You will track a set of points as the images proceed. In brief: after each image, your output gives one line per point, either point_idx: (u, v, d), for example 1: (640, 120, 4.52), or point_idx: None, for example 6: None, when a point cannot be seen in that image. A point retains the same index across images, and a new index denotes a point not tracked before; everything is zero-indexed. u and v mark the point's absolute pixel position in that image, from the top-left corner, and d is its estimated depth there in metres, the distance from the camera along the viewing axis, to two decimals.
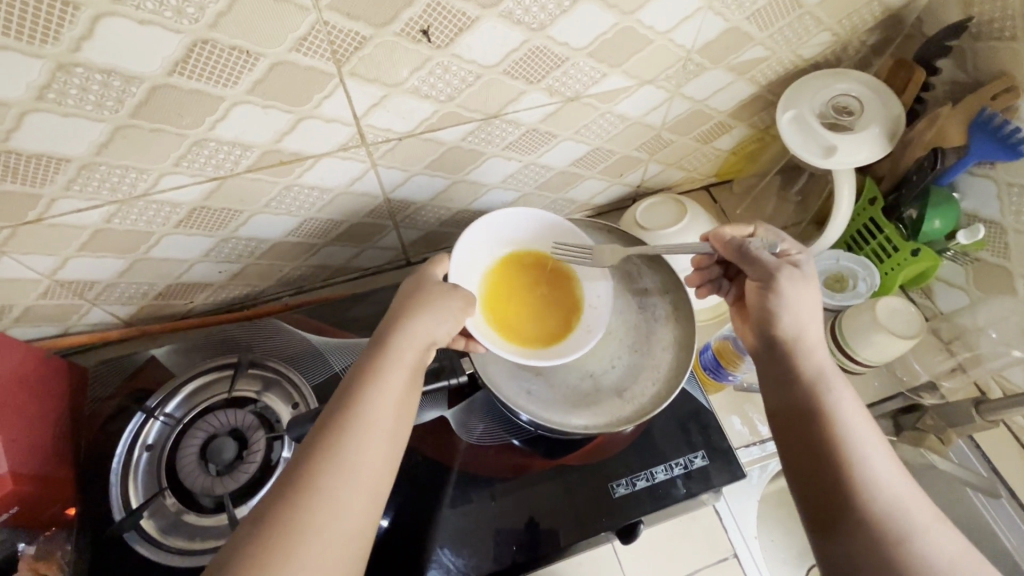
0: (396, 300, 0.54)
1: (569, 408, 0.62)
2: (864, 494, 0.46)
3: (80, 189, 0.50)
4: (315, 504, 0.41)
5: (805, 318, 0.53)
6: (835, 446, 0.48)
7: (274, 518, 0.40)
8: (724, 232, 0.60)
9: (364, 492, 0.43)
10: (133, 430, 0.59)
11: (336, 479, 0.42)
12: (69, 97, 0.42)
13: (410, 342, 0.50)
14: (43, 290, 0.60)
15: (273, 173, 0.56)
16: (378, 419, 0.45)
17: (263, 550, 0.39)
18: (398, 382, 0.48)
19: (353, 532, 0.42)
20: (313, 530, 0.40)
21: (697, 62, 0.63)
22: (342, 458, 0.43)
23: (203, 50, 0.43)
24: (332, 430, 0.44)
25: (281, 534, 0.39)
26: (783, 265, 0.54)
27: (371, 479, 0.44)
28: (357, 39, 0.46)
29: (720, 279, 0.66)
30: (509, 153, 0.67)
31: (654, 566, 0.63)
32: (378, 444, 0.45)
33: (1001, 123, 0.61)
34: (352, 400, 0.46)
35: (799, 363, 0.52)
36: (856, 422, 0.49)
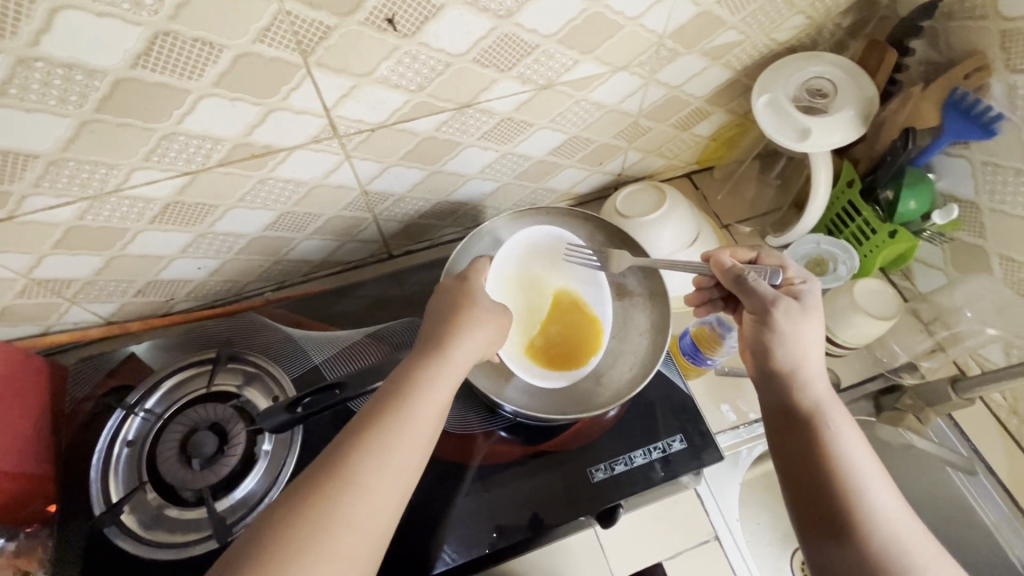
0: (446, 303, 0.56)
1: (548, 396, 0.63)
2: (860, 523, 0.47)
3: (50, 186, 0.50)
4: (346, 498, 0.42)
5: (806, 346, 0.53)
6: (832, 474, 0.49)
7: (307, 507, 0.41)
8: (724, 257, 0.59)
9: (391, 497, 0.43)
10: (113, 426, 0.59)
11: (370, 470, 0.43)
12: (31, 92, 0.42)
13: (463, 350, 0.51)
14: (20, 289, 0.60)
15: (245, 166, 0.56)
16: (420, 421, 0.46)
17: (289, 537, 0.40)
18: (443, 386, 0.49)
19: (374, 529, 0.42)
20: (339, 524, 0.41)
21: (670, 47, 0.63)
22: (379, 455, 0.44)
23: (165, 42, 0.42)
24: (374, 421, 0.45)
25: (314, 525, 0.40)
26: (779, 298, 0.54)
27: (403, 481, 0.44)
28: (322, 28, 0.46)
29: (717, 300, 0.65)
30: (485, 142, 0.67)
31: (636, 550, 0.63)
32: (415, 444, 0.45)
33: (973, 101, 0.62)
34: (396, 398, 0.47)
35: (797, 392, 0.53)
36: (855, 450, 0.49)
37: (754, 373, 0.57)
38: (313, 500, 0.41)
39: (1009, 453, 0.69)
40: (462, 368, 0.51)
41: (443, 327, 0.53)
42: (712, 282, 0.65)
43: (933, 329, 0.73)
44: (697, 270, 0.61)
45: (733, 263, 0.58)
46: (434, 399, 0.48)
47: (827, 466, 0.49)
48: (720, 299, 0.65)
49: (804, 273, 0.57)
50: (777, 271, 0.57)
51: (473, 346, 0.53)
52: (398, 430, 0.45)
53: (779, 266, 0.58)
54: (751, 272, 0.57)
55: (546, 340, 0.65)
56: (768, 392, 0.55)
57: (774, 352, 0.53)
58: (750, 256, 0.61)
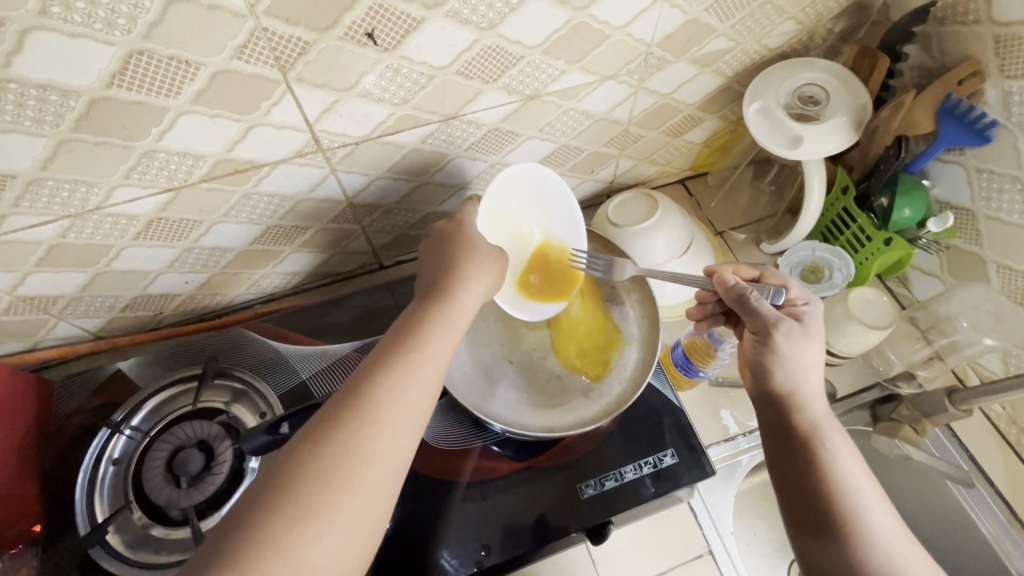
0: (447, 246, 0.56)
1: (537, 410, 0.61)
2: (854, 536, 0.48)
3: (30, 205, 0.50)
4: (365, 433, 0.42)
5: (805, 368, 0.52)
6: (830, 488, 0.49)
7: (327, 442, 0.41)
8: (726, 275, 0.56)
9: (407, 436, 0.44)
10: (98, 446, 0.59)
11: (384, 408, 0.43)
12: (6, 113, 0.42)
13: (470, 295, 0.53)
14: (6, 306, 0.60)
15: (228, 182, 0.56)
16: (430, 358, 0.47)
17: (308, 472, 0.40)
18: (450, 330, 0.50)
19: (389, 470, 0.42)
20: (360, 457, 0.41)
21: (658, 55, 0.62)
22: (394, 389, 0.44)
23: (139, 61, 0.42)
24: (384, 361, 0.46)
25: (336, 459, 0.40)
26: (781, 320, 0.53)
27: (416, 420, 0.45)
28: (299, 44, 0.45)
29: (717, 315, 0.62)
30: (473, 153, 0.66)
31: (628, 565, 0.62)
32: (427, 383, 0.46)
33: (966, 108, 0.61)
34: (407, 340, 0.48)
35: (797, 410, 0.52)
36: (852, 471, 0.50)
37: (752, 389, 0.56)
38: (330, 434, 0.41)
39: (1008, 464, 0.68)
40: (468, 311, 0.53)
41: (448, 271, 0.54)
42: (714, 297, 0.62)
43: (931, 338, 0.71)
44: (700, 285, 0.59)
45: (736, 281, 0.56)
46: (444, 340, 0.49)
47: (823, 479, 0.50)
48: (722, 313, 0.62)
49: (808, 295, 0.56)
50: (780, 291, 0.56)
51: (480, 290, 0.54)
52: (411, 368, 0.46)
53: (782, 286, 0.57)
54: (754, 290, 0.55)
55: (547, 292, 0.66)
56: (766, 408, 0.54)
57: (773, 373, 0.53)
58: (752, 275, 0.60)
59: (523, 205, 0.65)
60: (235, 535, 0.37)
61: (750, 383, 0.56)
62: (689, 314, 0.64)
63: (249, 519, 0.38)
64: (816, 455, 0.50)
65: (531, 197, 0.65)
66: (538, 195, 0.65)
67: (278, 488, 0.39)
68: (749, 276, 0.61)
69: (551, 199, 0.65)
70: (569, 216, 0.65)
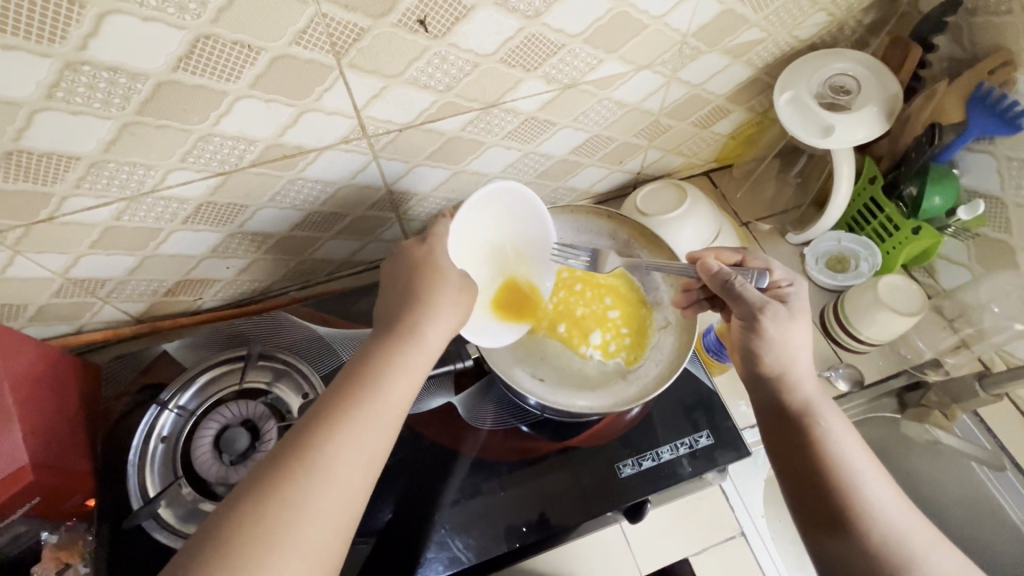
0: (413, 275, 0.53)
1: (574, 390, 0.63)
2: (857, 515, 0.48)
3: (90, 187, 0.52)
4: (312, 487, 0.41)
5: (794, 349, 0.53)
6: (829, 467, 0.50)
7: (274, 493, 0.40)
8: (709, 261, 0.55)
9: (361, 483, 0.43)
10: (148, 421, 0.61)
11: (334, 452, 0.42)
12: (77, 95, 0.44)
13: (435, 332, 0.51)
14: (56, 288, 0.61)
15: (277, 167, 0.57)
16: (386, 401, 0.46)
17: (255, 518, 0.39)
18: (408, 369, 0.48)
19: (339, 511, 0.41)
20: (309, 506, 0.40)
21: (693, 45, 0.63)
22: (346, 435, 0.43)
23: (205, 45, 0.44)
24: (339, 400, 0.45)
25: (281, 509, 0.40)
26: (768, 304, 0.53)
27: (370, 461, 0.44)
28: (356, 30, 0.47)
29: (701, 301, 0.63)
30: (509, 142, 0.67)
31: (661, 545, 0.64)
32: (378, 427, 0.45)
33: (997, 97, 0.62)
34: (364, 382, 0.46)
35: (789, 392, 0.53)
36: (848, 445, 0.51)
37: (745, 376, 0.57)
38: (277, 486, 0.40)
39: None
40: (431, 348, 0.51)
41: (411, 306, 0.52)
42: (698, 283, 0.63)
43: (956, 326, 0.73)
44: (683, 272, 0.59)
45: (720, 267, 0.55)
46: (401, 381, 0.48)
47: (821, 459, 0.50)
48: (706, 299, 0.63)
49: (790, 276, 0.57)
50: (764, 273, 0.57)
51: (445, 324, 0.52)
52: (364, 413, 0.45)
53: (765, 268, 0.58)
54: (739, 275, 0.55)
55: (530, 295, 0.65)
56: (763, 397, 0.55)
57: (763, 357, 0.54)
58: (735, 259, 0.60)
59: (474, 235, 0.60)
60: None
61: (742, 368, 0.57)
62: (674, 303, 0.65)
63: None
64: (811, 436, 0.51)
65: (481, 216, 0.61)
66: (483, 215, 0.61)
67: (224, 542, 0.38)
68: (731, 262, 0.61)
69: (493, 211, 0.61)
70: (523, 208, 0.62)
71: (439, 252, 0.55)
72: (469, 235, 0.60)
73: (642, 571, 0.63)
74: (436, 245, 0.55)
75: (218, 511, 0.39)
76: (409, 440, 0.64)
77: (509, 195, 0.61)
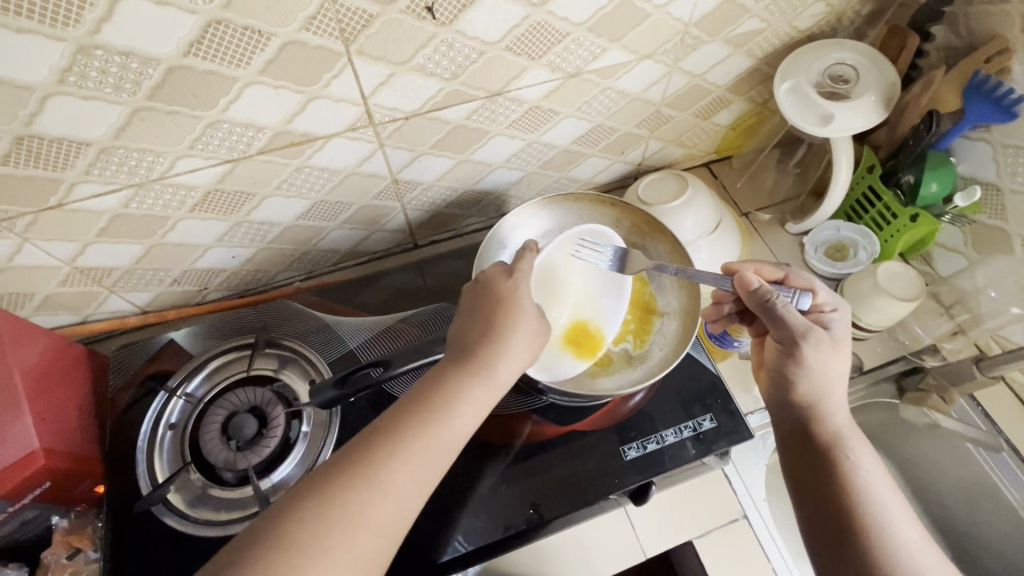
0: (487, 296, 0.53)
1: (594, 376, 0.64)
2: (872, 550, 0.48)
3: (100, 173, 0.52)
4: (366, 501, 0.41)
5: (830, 379, 0.53)
6: (852, 499, 0.50)
7: (333, 499, 0.41)
8: (749, 278, 0.54)
9: (409, 504, 0.43)
10: (157, 409, 0.62)
11: (391, 470, 0.43)
12: (89, 79, 0.44)
13: (506, 360, 0.50)
14: (63, 277, 0.61)
15: (284, 155, 0.58)
16: (449, 430, 0.46)
17: (308, 525, 0.40)
18: (475, 397, 0.48)
19: (387, 530, 0.42)
20: (361, 521, 0.41)
21: (694, 35, 0.64)
22: (404, 455, 0.44)
23: (217, 30, 0.44)
24: (404, 418, 0.46)
25: (334, 518, 0.40)
26: (810, 329, 0.53)
27: (422, 484, 0.44)
28: (364, 17, 0.48)
29: (730, 315, 0.65)
30: (513, 131, 0.68)
31: (666, 528, 0.65)
32: (436, 452, 0.45)
33: (994, 85, 0.64)
34: (434, 406, 0.46)
35: (821, 422, 0.53)
36: (876, 484, 0.51)
37: (770, 400, 0.58)
38: (334, 493, 0.41)
39: None
40: (502, 384, 0.50)
41: (487, 332, 0.51)
42: (730, 297, 0.64)
43: (953, 312, 0.74)
44: (720, 284, 0.59)
45: (760, 284, 0.54)
46: (467, 412, 0.47)
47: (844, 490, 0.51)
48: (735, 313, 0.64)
49: (835, 301, 0.56)
50: (807, 294, 0.56)
51: (518, 358, 0.51)
52: (425, 438, 0.45)
53: (809, 290, 0.57)
54: (780, 295, 0.54)
55: (594, 331, 0.65)
56: (789, 425, 0.55)
57: (798, 385, 0.54)
58: (776, 276, 0.60)
59: (544, 271, 0.64)
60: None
61: (769, 392, 0.57)
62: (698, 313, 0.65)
63: (235, 561, 0.38)
64: (838, 468, 0.51)
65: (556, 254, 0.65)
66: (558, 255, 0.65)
67: (276, 541, 0.39)
68: (771, 277, 0.60)
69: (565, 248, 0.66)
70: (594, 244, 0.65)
71: (524, 289, 0.54)
72: (544, 273, 0.64)
73: (646, 552, 0.65)
74: (519, 279, 0.54)
75: (276, 507, 0.41)
76: None
77: (581, 232, 0.66)
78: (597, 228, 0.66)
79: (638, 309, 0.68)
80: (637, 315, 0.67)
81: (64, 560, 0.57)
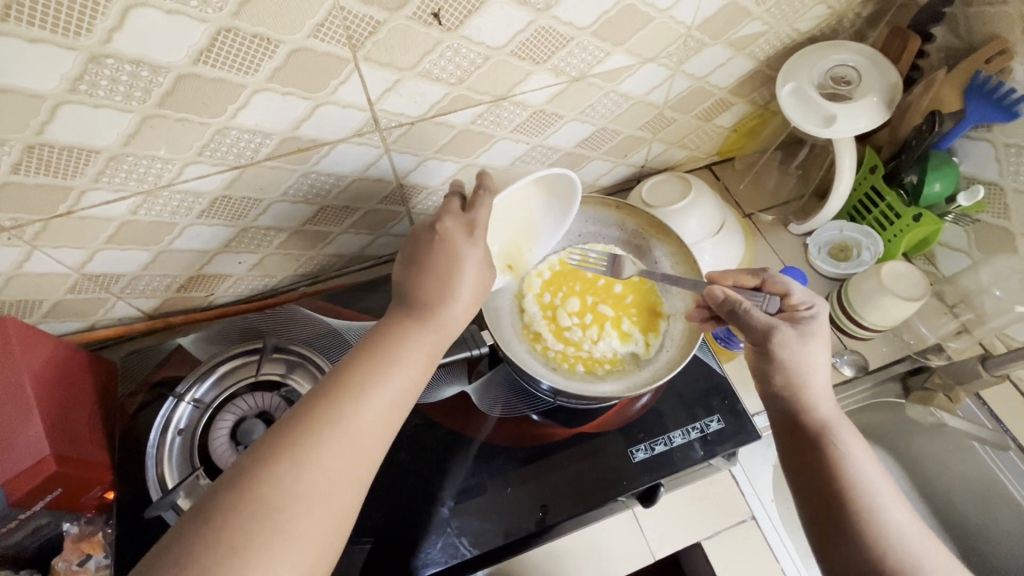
0: (437, 246, 0.51)
1: (597, 376, 0.64)
2: (864, 531, 0.48)
3: (109, 180, 0.52)
4: (327, 449, 0.42)
5: (812, 368, 0.54)
6: (842, 479, 0.50)
7: (301, 457, 0.41)
8: (716, 291, 0.57)
9: (374, 452, 0.44)
10: (165, 414, 0.61)
11: (351, 417, 0.43)
12: (100, 88, 0.44)
13: (458, 307, 0.51)
14: (71, 284, 0.62)
15: (291, 160, 0.58)
16: (403, 377, 0.47)
17: (269, 478, 0.40)
18: (425, 342, 0.49)
19: (351, 478, 0.42)
20: (322, 469, 0.41)
21: (697, 38, 0.65)
22: (363, 404, 0.44)
23: (226, 38, 0.44)
24: (360, 367, 0.46)
25: (295, 466, 0.40)
26: (777, 330, 0.54)
27: (382, 431, 0.45)
28: (371, 23, 0.48)
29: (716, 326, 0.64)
30: (517, 135, 0.68)
31: (674, 530, 0.65)
32: (392, 395, 0.46)
33: (995, 85, 0.64)
34: (383, 355, 0.47)
35: (806, 407, 0.53)
36: (865, 465, 0.51)
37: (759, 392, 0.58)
38: (302, 450, 0.41)
39: None
40: (452, 330, 0.51)
41: (437, 283, 0.51)
42: None
43: (957, 311, 0.76)
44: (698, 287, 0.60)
45: (725, 294, 0.56)
46: (419, 357, 0.48)
47: (831, 470, 0.50)
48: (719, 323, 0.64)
49: (809, 298, 0.56)
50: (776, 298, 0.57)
51: (468, 307, 0.52)
52: (382, 387, 0.45)
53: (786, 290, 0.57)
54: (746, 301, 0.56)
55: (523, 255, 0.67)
56: (779, 416, 0.55)
57: (780, 375, 0.54)
58: (752, 284, 0.59)
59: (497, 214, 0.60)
60: (190, 557, 0.36)
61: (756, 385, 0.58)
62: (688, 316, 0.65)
63: (201, 533, 0.37)
64: (827, 453, 0.51)
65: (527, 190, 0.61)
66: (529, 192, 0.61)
67: (240, 498, 0.39)
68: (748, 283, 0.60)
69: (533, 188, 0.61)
70: (563, 197, 0.61)
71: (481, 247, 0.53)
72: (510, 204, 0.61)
73: (655, 554, 0.64)
74: (479, 238, 0.52)
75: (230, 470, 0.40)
76: (425, 429, 0.65)
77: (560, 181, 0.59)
78: (572, 185, 0.59)
79: (644, 314, 0.67)
80: (638, 317, 0.66)
81: (75, 567, 0.57)
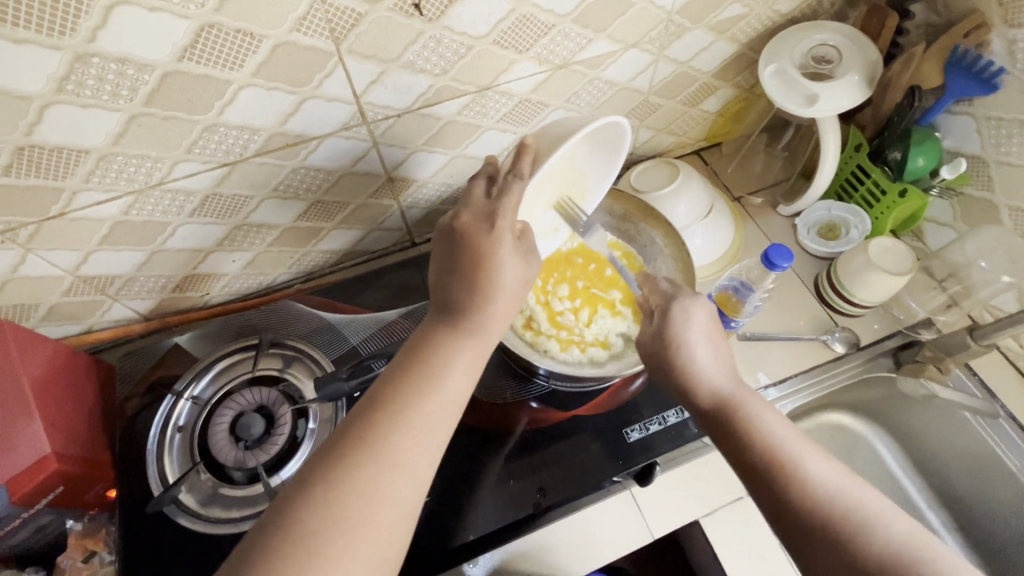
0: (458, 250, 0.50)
1: (591, 361, 0.65)
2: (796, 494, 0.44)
3: (99, 181, 0.53)
4: (377, 469, 0.42)
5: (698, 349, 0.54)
6: (757, 450, 0.47)
7: (343, 479, 0.41)
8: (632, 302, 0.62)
9: (421, 469, 0.44)
10: (165, 412, 0.63)
11: (395, 434, 0.43)
12: (86, 87, 0.45)
13: (496, 314, 0.49)
14: (67, 287, 0.62)
15: (279, 156, 0.59)
16: (444, 389, 0.46)
17: (317, 499, 0.40)
18: (466, 352, 0.48)
19: (400, 494, 0.42)
20: (368, 487, 0.41)
21: (678, 23, 0.65)
22: (405, 420, 0.44)
23: (209, 34, 0.45)
24: (401, 384, 0.46)
25: (344, 489, 0.41)
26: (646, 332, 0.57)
27: (429, 444, 0.44)
28: (353, 15, 0.49)
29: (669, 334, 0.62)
30: (504, 125, 0.69)
31: (673, 508, 0.66)
32: (436, 405, 0.45)
33: (973, 59, 0.66)
34: (421, 372, 0.46)
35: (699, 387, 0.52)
36: (777, 427, 0.48)
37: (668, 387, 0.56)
38: (347, 470, 0.41)
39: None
40: (492, 339, 0.50)
41: (463, 288, 0.49)
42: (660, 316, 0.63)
43: (946, 285, 0.76)
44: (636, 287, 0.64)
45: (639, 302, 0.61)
46: (458, 369, 0.47)
47: (741, 439, 0.48)
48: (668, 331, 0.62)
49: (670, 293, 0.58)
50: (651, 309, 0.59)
51: (509, 311, 0.50)
52: (423, 406, 0.45)
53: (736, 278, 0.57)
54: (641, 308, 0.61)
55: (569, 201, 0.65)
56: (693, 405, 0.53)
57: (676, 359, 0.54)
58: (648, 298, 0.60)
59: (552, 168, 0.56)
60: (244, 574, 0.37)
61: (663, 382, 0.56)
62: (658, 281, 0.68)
63: (257, 554, 0.38)
64: (739, 424, 0.49)
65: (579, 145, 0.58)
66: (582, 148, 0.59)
67: (291, 522, 0.39)
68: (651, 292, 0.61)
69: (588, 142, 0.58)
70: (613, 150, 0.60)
71: (506, 242, 0.50)
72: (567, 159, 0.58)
73: (654, 534, 0.65)
74: (500, 227, 0.50)
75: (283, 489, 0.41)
76: None
77: (618, 134, 0.57)
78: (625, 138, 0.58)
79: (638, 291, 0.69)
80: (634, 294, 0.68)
81: (80, 564, 0.58)
